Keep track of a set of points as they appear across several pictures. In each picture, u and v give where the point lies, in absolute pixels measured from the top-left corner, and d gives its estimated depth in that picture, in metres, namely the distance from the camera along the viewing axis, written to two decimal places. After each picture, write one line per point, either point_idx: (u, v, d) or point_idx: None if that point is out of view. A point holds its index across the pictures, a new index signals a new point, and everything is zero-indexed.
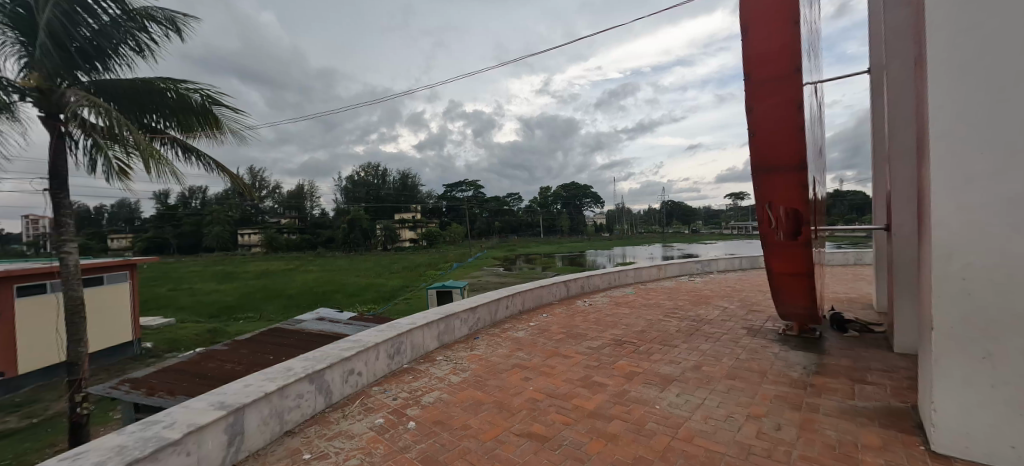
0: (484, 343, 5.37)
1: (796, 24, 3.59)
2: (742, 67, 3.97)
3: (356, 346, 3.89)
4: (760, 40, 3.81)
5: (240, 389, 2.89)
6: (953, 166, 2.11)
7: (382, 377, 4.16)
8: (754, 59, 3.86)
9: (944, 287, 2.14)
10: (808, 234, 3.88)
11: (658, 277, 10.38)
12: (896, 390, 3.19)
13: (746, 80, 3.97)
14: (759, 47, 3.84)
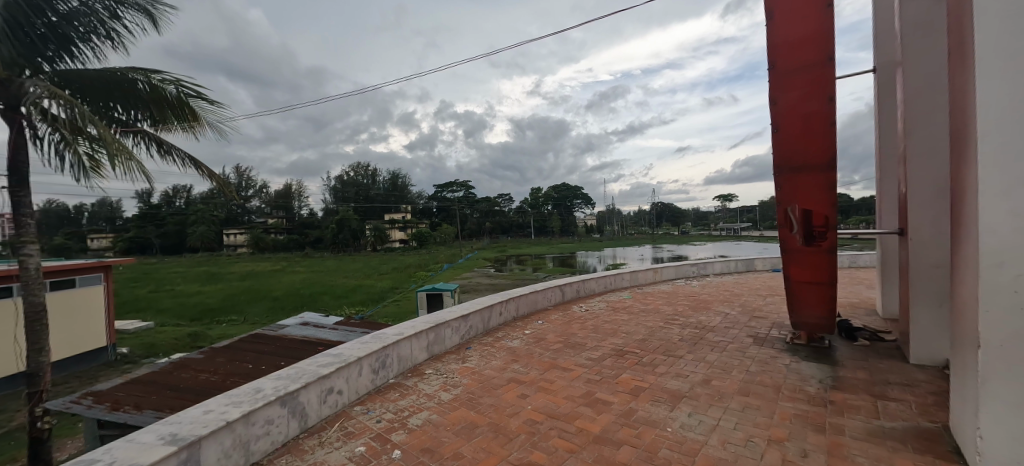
0: (483, 354, 5.16)
1: (829, 11, 4.11)
2: (773, 54, 4.50)
3: (335, 362, 3.67)
4: (792, 30, 4.35)
5: (199, 417, 2.64)
6: (1004, 171, 2.03)
7: (364, 395, 3.94)
8: (786, 46, 4.40)
9: (994, 301, 2.06)
10: (832, 239, 4.43)
11: (654, 280, 10.28)
12: (921, 408, 3.08)
13: (777, 68, 4.51)
14: (791, 37, 4.38)
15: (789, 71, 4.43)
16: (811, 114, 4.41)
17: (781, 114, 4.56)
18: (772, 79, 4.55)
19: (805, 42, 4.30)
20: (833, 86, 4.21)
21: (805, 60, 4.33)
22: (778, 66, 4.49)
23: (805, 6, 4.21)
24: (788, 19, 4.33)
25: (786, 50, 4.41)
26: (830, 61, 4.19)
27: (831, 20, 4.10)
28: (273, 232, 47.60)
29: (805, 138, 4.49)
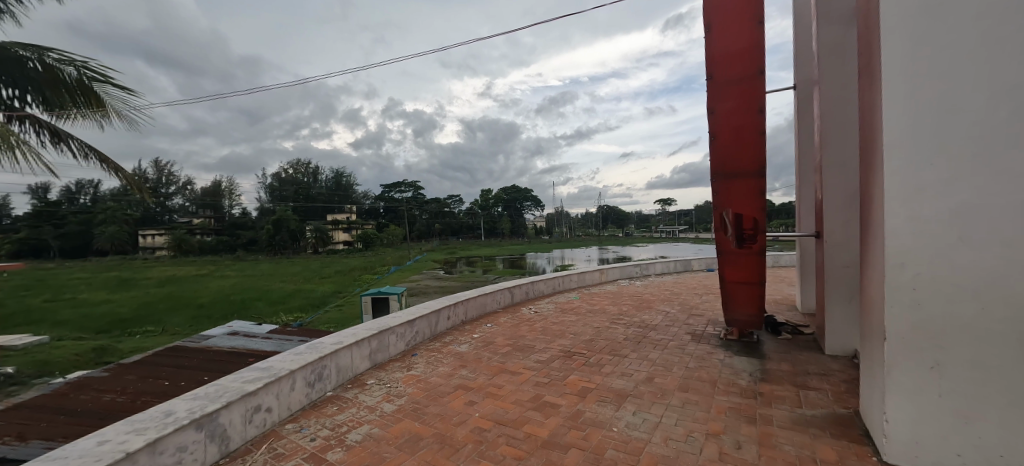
0: (429, 360, 4.93)
1: (757, 27, 4.46)
2: (711, 65, 4.77)
3: (263, 377, 3.28)
4: (727, 43, 4.65)
5: (81, 450, 2.19)
6: (906, 178, 2.25)
7: (297, 412, 3.57)
8: (721, 57, 4.69)
9: (897, 297, 2.27)
10: (762, 242, 4.80)
11: (600, 281, 10.59)
12: (836, 396, 3.38)
13: (714, 78, 4.79)
14: (726, 49, 4.67)
15: (725, 82, 4.73)
16: (744, 123, 4.73)
17: (718, 122, 4.85)
18: (710, 88, 4.82)
19: (740, 55, 4.62)
20: (763, 99, 4.57)
21: (739, 73, 4.65)
22: (715, 76, 4.76)
23: (740, 23, 4.53)
24: (724, 34, 4.63)
25: (723, 62, 4.70)
26: (760, 74, 4.53)
27: (762, 37, 4.46)
28: (199, 232, 43.33)
29: (739, 146, 4.81)
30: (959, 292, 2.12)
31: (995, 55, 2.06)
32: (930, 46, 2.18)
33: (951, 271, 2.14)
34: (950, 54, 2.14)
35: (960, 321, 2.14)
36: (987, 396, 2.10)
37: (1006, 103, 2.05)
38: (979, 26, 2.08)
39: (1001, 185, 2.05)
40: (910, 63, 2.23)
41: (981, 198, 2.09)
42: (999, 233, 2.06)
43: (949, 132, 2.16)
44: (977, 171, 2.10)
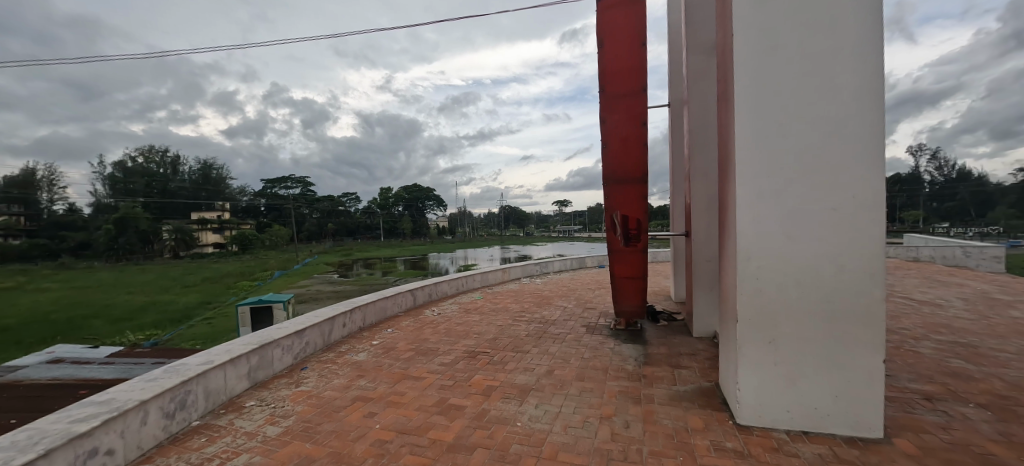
0: (320, 373, 4.43)
1: (641, 49, 5.00)
2: (602, 79, 5.21)
3: (103, 412, 2.55)
4: (616, 60, 5.13)
5: None
6: (752, 187, 2.73)
7: (150, 451, 2.85)
8: (611, 73, 5.15)
9: (746, 286, 2.74)
10: (644, 241, 5.41)
11: (503, 280, 10.83)
12: (701, 372, 3.96)
13: (605, 91, 5.23)
14: (614, 66, 5.15)
15: (614, 96, 5.20)
16: (629, 135, 5.27)
17: (609, 132, 5.31)
18: (602, 100, 5.25)
19: (626, 73, 5.12)
20: (645, 113, 5.14)
21: (626, 89, 5.16)
22: (606, 90, 5.21)
23: (626, 43, 5.03)
24: (613, 52, 5.10)
25: (612, 78, 5.16)
26: (643, 91, 5.08)
27: (644, 58, 5.01)
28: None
29: (625, 155, 5.33)
30: (787, 280, 2.67)
31: (809, 93, 2.63)
32: (767, 80, 2.70)
33: (781, 262, 2.68)
34: (781, 88, 2.67)
35: (787, 302, 2.68)
36: (804, 361, 2.68)
37: (817, 131, 2.63)
38: (799, 69, 2.64)
39: (813, 196, 2.63)
40: (754, 92, 2.72)
41: (800, 204, 2.65)
42: (812, 232, 2.63)
43: (780, 151, 2.68)
44: (798, 183, 2.66)
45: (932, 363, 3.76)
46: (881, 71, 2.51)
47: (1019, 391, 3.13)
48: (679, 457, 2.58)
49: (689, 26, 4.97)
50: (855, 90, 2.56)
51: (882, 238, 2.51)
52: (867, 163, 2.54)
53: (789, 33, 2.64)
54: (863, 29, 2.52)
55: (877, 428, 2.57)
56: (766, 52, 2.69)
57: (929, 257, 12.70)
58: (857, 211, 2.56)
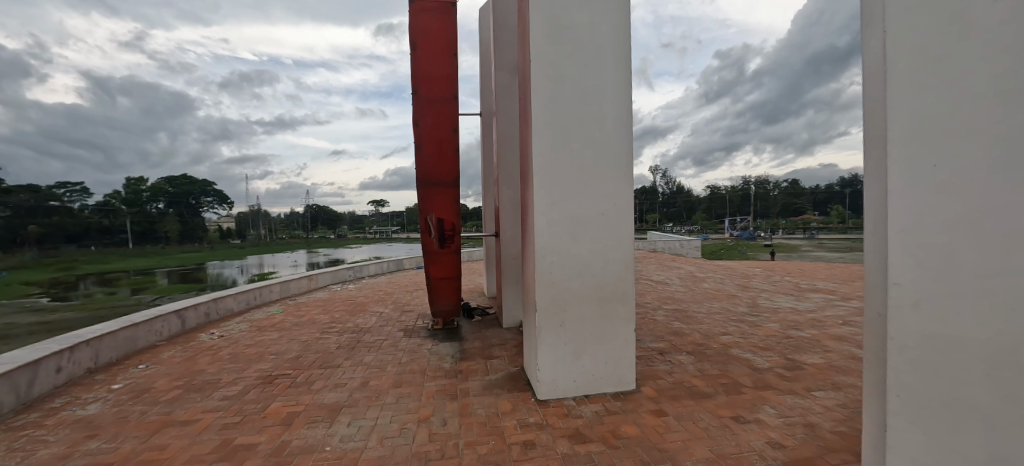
0: (10, 446, 2.92)
1: (452, 59, 5.22)
2: (415, 82, 5.19)
3: None
4: (428, 65, 5.20)
5: None
6: (546, 195, 3.17)
7: None
8: (423, 77, 5.18)
9: (542, 279, 3.18)
10: (456, 243, 5.59)
11: (309, 288, 9.45)
12: (509, 359, 4.38)
13: (418, 94, 5.23)
14: (426, 70, 5.20)
15: (428, 99, 5.25)
16: (443, 139, 5.39)
17: (422, 135, 5.31)
18: (415, 103, 5.23)
19: (439, 79, 5.25)
20: (456, 121, 5.37)
21: (438, 94, 5.28)
22: (418, 93, 5.22)
23: (439, 50, 5.17)
24: (425, 56, 5.16)
25: (425, 81, 5.21)
26: (454, 100, 5.31)
27: (456, 68, 5.26)
28: None
29: (439, 159, 5.42)
30: (571, 272, 3.22)
31: (586, 120, 3.23)
32: (557, 105, 3.18)
33: (567, 258, 3.21)
34: (566, 113, 3.20)
35: (572, 291, 3.24)
36: (584, 337, 3.29)
37: (591, 151, 3.25)
38: (579, 99, 3.22)
39: (588, 204, 3.25)
40: (547, 113, 3.17)
41: (580, 210, 3.23)
42: (588, 233, 3.25)
43: (566, 164, 3.20)
44: (579, 193, 3.23)
45: (660, 326, 5.22)
46: (630, 110, 3.30)
47: (701, 338, 4.66)
48: (492, 441, 2.75)
49: (498, 48, 5.54)
50: (615, 122, 3.27)
51: (631, 237, 3.30)
52: (622, 180, 3.30)
53: (571, 67, 3.19)
54: (619, 76, 3.26)
55: (630, 382, 3.37)
56: (556, 81, 3.17)
57: (655, 249, 17.73)
58: (617, 217, 3.29)
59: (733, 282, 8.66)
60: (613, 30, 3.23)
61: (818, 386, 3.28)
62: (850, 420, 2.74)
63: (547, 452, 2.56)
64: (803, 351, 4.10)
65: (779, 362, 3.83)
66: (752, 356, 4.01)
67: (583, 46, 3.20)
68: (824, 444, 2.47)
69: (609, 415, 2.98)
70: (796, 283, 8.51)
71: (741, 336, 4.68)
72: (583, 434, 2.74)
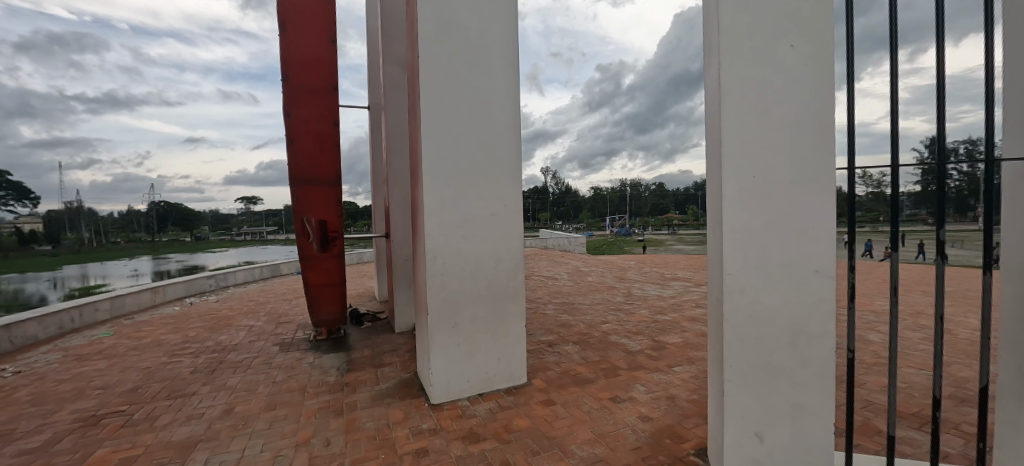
0: None
1: (331, 45, 4.78)
2: (284, 66, 4.61)
3: None
4: (300, 48, 4.66)
5: None
6: (435, 193, 3.09)
7: None
8: (295, 62, 4.64)
9: (434, 281, 3.09)
10: (338, 246, 5.11)
11: (152, 304, 7.71)
12: (402, 365, 4.17)
13: (289, 80, 4.65)
14: (299, 54, 4.67)
15: (301, 88, 4.71)
16: (321, 133, 4.90)
17: (295, 127, 4.75)
18: (285, 90, 4.65)
19: (315, 65, 4.75)
20: (337, 113, 4.92)
21: (314, 82, 4.78)
22: (290, 79, 4.64)
23: (314, 34, 4.68)
24: (297, 39, 4.62)
25: (298, 67, 4.67)
26: (334, 89, 4.86)
27: (334, 56, 4.82)
28: None
29: (317, 154, 4.92)
30: (464, 272, 3.20)
31: (476, 120, 3.22)
32: (446, 103, 3.11)
33: (459, 258, 3.18)
34: (455, 110, 3.14)
35: (464, 291, 3.22)
36: (477, 336, 3.29)
37: (481, 151, 3.25)
38: (468, 97, 3.19)
39: (479, 203, 3.26)
40: (436, 110, 3.08)
41: (471, 210, 3.22)
42: (479, 233, 3.26)
43: (456, 164, 3.16)
44: (469, 193, 3.21)
45: (550, 320, 5.52)
46: (518, 114, 3.39)
47: (586, 328, 5.06)
48: (382, 455, 2.55)
49: (385, 40, 5.26)
50: (504, 123, 3.33)
51: (521, 236, 3.41)
52: (512, 180, 3.38)
53: (458, 65, 3.14)
54: (507, 79, 3.33)
55: (522, 376, 3.47)
56: (444, 79, 3.10)
57: (548, 246, 18.79)
58: (507, 216, 3.36)
59: (612, 275, 9.64)
60: (500, 32, 3.28)
61: (677, 362, 3.82)
62: (700, 388, 3.23)
63: (441, 457, 2.47)
64: (666, 333, 4.74)
65: (648, 344, 4.35)
66: (627, 341, 4.49)
67: (472, 46, 3.18)
68: (681, 412, 2.86)
69: (502, 411, 3.02)
70: (662, 273, 9.84)
71: (618, 324, 5.20)
72: (477, 433, 2.72)
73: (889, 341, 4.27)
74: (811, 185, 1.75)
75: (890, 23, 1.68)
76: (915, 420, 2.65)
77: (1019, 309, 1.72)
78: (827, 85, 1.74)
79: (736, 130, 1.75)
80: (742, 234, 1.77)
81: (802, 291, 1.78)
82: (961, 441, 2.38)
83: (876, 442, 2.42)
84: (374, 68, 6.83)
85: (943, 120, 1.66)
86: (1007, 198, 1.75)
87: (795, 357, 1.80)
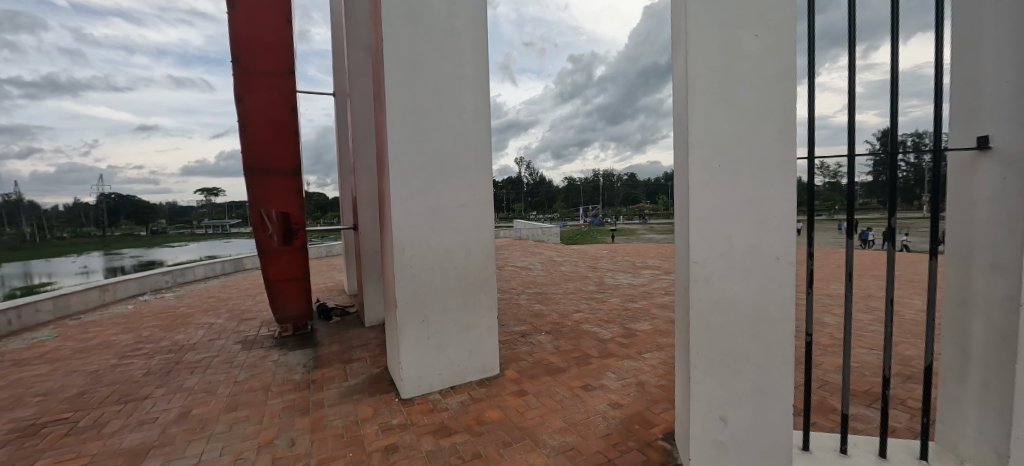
0: None
1: (286, 25, 4.51)
2: (234, 48, 4.32)
3: None
4: (251, 29, 4.37)
5: None
6: (401, 182, 2.96)
7: None
8: (245, 43, 4.35)
9: (402, 273, 3.00)
10: (300, 240, 4.87)
11: (103, 302, 7.17)
12: (372, 360, 4.06)
13: (240, 63, 4.36)
14: (249, 35, 4.38)
15: (254, 71, 4.43)
16: (278, 120, 4.65)
17: (249, 113, 4.47)
18: (236, 73, 4.35)
19: (270, 47, 4.48)
20: (295, 98, 4.67)
21: (268, 65, 4.50)
22: (241, 61, 4.36)
23: (267, 14, 4.40)
24: (247, 18, 4.33)
25: (250, 49, 4.39)
26: (291, 73, 4.60)
27: (291, 37, 4.55)
28: None
29: (273, 142, 4.66)
30: (432, 263, 3.12)
31: (444, 107, 3.12)
32: (412, 90, 2.99)
33: (428, 251, 3.10)
34: (421, 98, 3.03)
35: (434, 283, 3.14)
36: (448, 329, 3.24)
37: (449, 139, 3.15)
38: (434, 85, 3.07)
39: (447, 193, 3.17)
40: (401, 97, 2.95)
41: (440, 201, 3.13)
42: (449, 224, 3.18)
43: (425, 153, 3.05)
44: (438, 183, 3.12)
45: (524, 309, 5.54)
46: (488, 102, 3.32)
47: (559, 317, 5.09)
48: (350, 453, 2.46)
49: (349, 23, 5.03)
50: (474, 112, 3.24)
51: (491, 227, 3.36)
52: (482, 171, 3.32)
53: (424, 50, 3.02)
54: (477, 66, 3.24)
55: (495, 368, 3.45)
56: (410, 65, 2.97)
57: (521, 236, 18.87)
58: (477, 207, 3.29)
59: (585, 265, 9.76)
60: (469, 16, 3.17)
61: (647, 349, 3.90)
62: (668, 374, 3.32)
63: (411, 453, 2.41)
64: (636, 320, 4.84)
65: (619, 332, 4.43)
66: (599, 329, 4.55)
67: (438, 31, 3.06)
68: (650, 398, 2.92)
69: (474, 403, 2.99)
70: (633, 262, 10.08)
71: (590, 312, 5.27)
72: (448, 427, 2.68)
73: (843, 323, 4.53)
74: (774, 175, 1.78)
75: (849, 19, 1.71)
76: (867, 397, 2.82)
77: (960, 292, 1.83)
78: (791, 77, 1.76)
79: (703, 120, 1.76)
80: (707, 224, 1.79)
81: (764, 279, 1.82)
82: (907, 416, 2.55)
83: (831, 420, 2.55)
84: (339, 52, 6.53)
85: (896, 113, 1.71)
86: (950, 187, 1.85)
87: (756, 342, 1.85)
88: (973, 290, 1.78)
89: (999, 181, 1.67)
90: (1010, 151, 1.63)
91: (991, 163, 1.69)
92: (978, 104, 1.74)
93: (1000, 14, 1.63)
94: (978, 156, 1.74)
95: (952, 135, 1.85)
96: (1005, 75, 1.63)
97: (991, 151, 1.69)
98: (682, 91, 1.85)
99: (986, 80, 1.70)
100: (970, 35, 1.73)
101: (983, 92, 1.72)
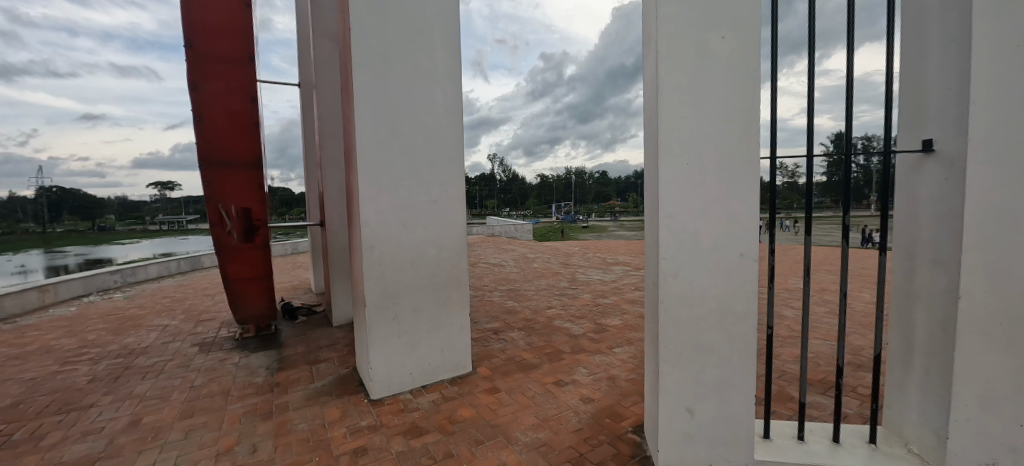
0: None
1: (246, 10, 4.28)
2: (186, 31, 4.06)
3: None
4: (206, 11, 4.12)
5: None
6: (370, 176, 2.87)
7: None
8: (199, 27, 4.09)
9: (371, 271, 2.91)
10: (261, 236, 4.63)
11: (41, 305, 6.58)
12: (339, 361, 3.93)
13: (194, 47, 4.10)
14: (204, 18, 4.13)
15: (210, 57, 4.17)
16: (236, 110, 4.39)
17: (203, 101, 4.21)
18: (190, 58, 4.10)
19: (227, 32, 4.23)
20: (254, 87, 4.42)
21: (226, 51, 4.25)
22: (194, 46, 4.10)
23: None
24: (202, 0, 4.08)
25: (205, 33, 4.13)
26: (249, 60, 4.37)
27: (250, 23, 4.31)
28: None
29: (230, 134, 4.41)
30: (403, 259, 3.04)
31: (415, 102, 3.04)
32: (380, 82, 2.89)
33: (398, 249, 3.02)
34: (392, 92, 2.93)
35: (405, 280, 3.07)
36: (419, 328, 3.18)
37: (419, 133, 3.07)
38: (405, 78, 2.98)
39: (416, 187, 3.08)
40: (370, 91, 2.85)
41: (411, 197, 3.06)
42: (420, 220, 3.11)
43: (394, 147, 2.96)
44: (408, 178, 3.04)
45: (498, 306, 5.52)
46: (459, 97, 3.25)
47: (532, 314, 5.12)
48: (316, 458, 2.37)
49: (314, 11, 4.84)
50: (447, 108, 3.18)
51: (463, 224, 3.32)
52: (454, 167, 3.26)
53: (396, 43, 2.93)
54: (449, 63, 3.18)
55: (467, 366, 3.41)
56: (379, 57, 2.87)
57: (494, 233, 18.76)
58: (449, 204, 3.24)
59: (557, 261, 9.86)
60: (439, 11, 3.09)
61: (617, 343, 3.98)
62: (638, 368, 3.39)
63: (381, 454, 2.35)
64: (607, 316, 4.93)
65: (590, 327, 4.50)
66: (571, 325, 4.60)
67: (410, 23, 2.98)
68: (621, 391, 2.98)
69: (446, 402, 2.94)
70: (604, 258, 10.27)
71: (563, 309, 5.32)
72: (419, 427, 2.62)
73: (800, 316, 4.79)
74: (738, 175, 1.82)
75: (808, 26, 1.78)
76: (821, 386, 2.98)
77: (906, 285, 1.96)
78: (755, 78, 1.79)
79: (671, 119, 1.80)
80: (676, 222, 1.83)
81: (729, 276, 1.86)
82: (857, 402, 2.73)
83: (789, 408, 2.69)
84: (304, 42, 6.27)
85: (850, 116, 1.80)
86: (900, 187, 1.96)
87: (721, 336, 1.90)
88: (917, 284, 1.90)
89: (941, 182, 1.79)
90: (950, 154, 1.74)
91: (934, 165, 1.81)
92: (924, 110, 1.84)
93: (944, 24, 1.74)
94: (923, 158, 1.84)
95: (901, 138, 1.95)
96: (950, 82, 1.74)
97: (934, 153, 1.80)
98: (653, 92, 1.88)
99: (930, 87, 1.81)
100: (919, 44, 1.84)
101: (929, 98, 1.83)
